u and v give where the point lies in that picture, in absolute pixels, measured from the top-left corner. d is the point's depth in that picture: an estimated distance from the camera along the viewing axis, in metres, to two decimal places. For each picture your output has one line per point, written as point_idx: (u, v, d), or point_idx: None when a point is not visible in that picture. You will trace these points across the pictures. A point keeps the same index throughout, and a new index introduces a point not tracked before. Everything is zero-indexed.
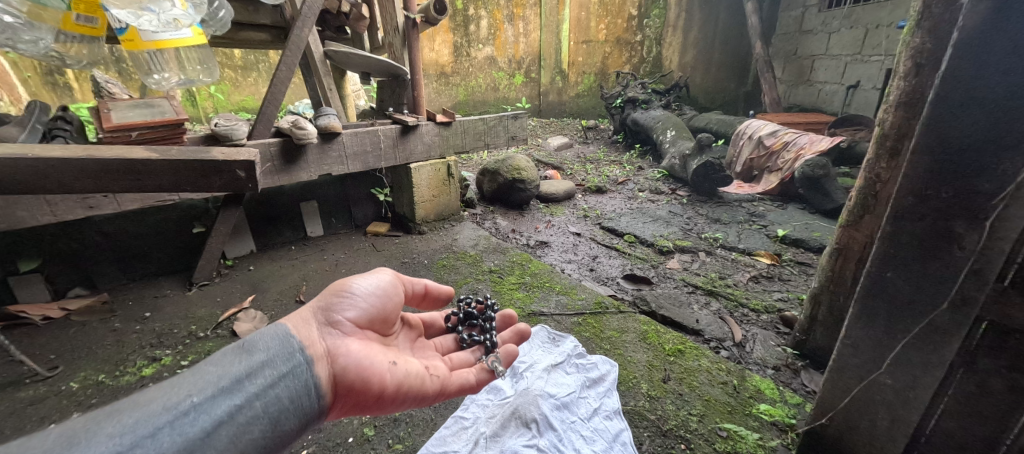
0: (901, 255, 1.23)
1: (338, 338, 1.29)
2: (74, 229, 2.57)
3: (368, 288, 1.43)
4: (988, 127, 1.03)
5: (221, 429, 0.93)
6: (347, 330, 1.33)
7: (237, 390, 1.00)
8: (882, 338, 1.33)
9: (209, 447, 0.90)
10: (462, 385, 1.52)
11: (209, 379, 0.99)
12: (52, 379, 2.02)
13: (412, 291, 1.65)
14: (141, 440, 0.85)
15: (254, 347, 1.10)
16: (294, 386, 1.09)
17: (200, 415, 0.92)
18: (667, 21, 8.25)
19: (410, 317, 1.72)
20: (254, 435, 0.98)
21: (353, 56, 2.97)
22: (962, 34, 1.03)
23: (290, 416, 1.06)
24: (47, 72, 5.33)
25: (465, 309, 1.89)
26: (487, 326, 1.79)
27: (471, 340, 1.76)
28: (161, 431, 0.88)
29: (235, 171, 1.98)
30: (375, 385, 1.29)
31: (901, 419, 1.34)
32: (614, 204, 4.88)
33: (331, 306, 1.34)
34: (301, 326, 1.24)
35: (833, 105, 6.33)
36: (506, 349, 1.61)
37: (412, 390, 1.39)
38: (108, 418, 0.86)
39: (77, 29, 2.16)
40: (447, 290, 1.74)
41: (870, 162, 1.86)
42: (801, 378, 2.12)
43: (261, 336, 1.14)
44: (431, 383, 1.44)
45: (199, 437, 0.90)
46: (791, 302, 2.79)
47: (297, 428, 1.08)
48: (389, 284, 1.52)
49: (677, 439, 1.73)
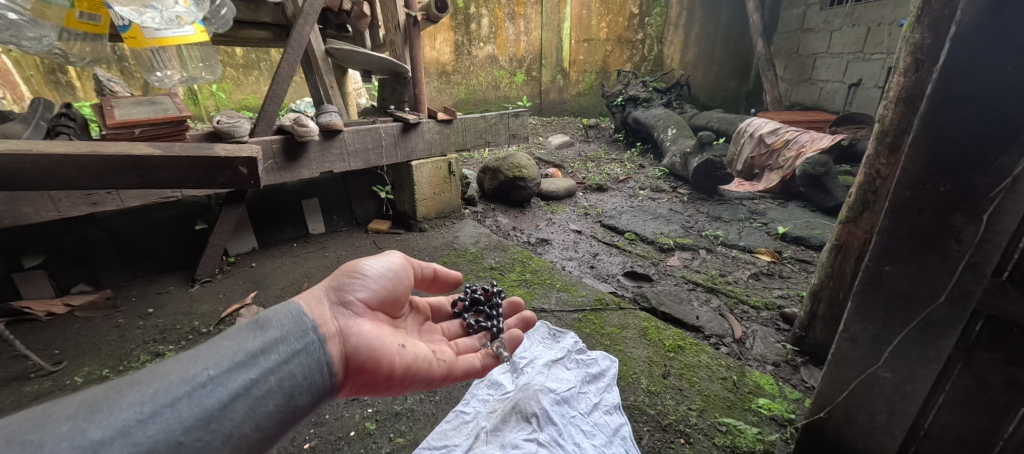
0: (898, 249, 1.23)
1: (349, 318, 1.30)
2: (77, 226, 2.58)
3: (379, 270, 1.46)
4: (985, 120, 1.04)
5: (238, 401, 0.95)
6: (359, 310, 1.35)
7: (253, 365, 1.02)
8: (880, 332, 1.32)
9: (226, 418, 0.92)
10: (468, 369, 1.54)
11: (226, 353, 1.01)
12: (57, 374, 2.03)
13: (422, 275, 1.67)
14: (160, 409, 0.87)
15: (268, 324, 1.12)
16: (308, 363, 1.10)
17: (217, 387, 0.94)
18: (668, 20, 8.36)
19: (418, 301, 1.75)
20: (269, 409, 0.99)
21: (355, 54, 2.98)
22: (959, 28, 1.04)
23: (304, 392, 1.07)
24: (49, 71, 5.35)
25: (472, 295, 1.92)
26: (494, 314, 1.81)
27: (477, 327, 1.77)
28: (180, 401, 0.89)
29: (237, 168, 1.99)
30: (385, 366, 1.31)
31: (899, 412, 1.34)
32: (615, 201, 4.90)
33: (343, 286, 1.36)
34: (314, 305, 1.26)
35: (835, 103, 6.32)
36: (511, 335, 1.67)
37: (420, 373, 1.41)
38: (129, 387, 0.89)
39: (80, 27, 2.18)
40: (455, 275, 1.76)
41: (870, 158, 1.86)
42: (801, 374, 2.13)
43: (275, 314, 1.16)
44: (438, 367, 1.46)
45: (216, 408, 0.91)
46: (791, 298, 2.80)
47: (311, 403, 1.09)
48: (399, 267, 1.54)
49: (677, 433, 1.74)
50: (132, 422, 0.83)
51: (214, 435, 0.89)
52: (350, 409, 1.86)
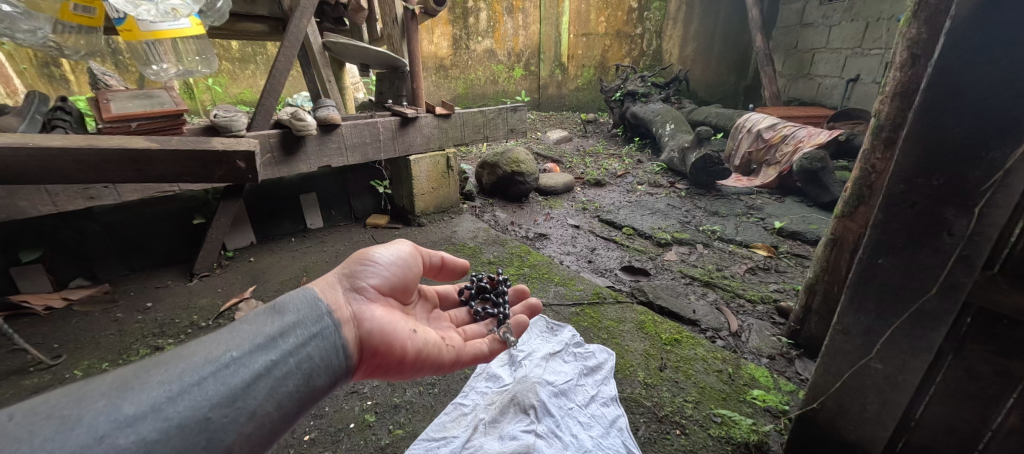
0: (891, 242, 1.25)
1: (363, 304, 1.31)
2: (74, 220, 2.58)
3: (390, 258, 1.46)
4: (978, 114, 1.05)
5: (261, 381, 0.96)
6: (371, 296, 1.35)
7: (273, 347, 1.03)
8: (873, 323, 1.33)
9: (250, 396, 0.93)
10: (476, 355, 1.56)
11: (245, 336, 1.02)
12: (56, 367, 2.04)
13: (429, 263, 1.68)
14: (188, 387, 0.88)
15: (284, 309, 1.13)
16: (324, 346, 1.12)
17: (240, 368, 0.95)
18: (667, 14, 8.34)
19: (425, 289, 1.75)
20: (289, 389, 1.00)
21: (352, 47, 2.96)
22: (954, 23, 1.05)
23: (321, 374, 1.09)
24: (43, 63, 5.30)
25: (478, 284, 1.93)
26: (500, 301, 1.83)
27: (483, 314, 1.80)
28: (206, 381, 0.91)
29: (235, 162, 1.98)
30: (397, 350, 1.33)
31: (890, 403, 1.35)
32: (613, 197, 4.91)
33: (356, 273, 1.36)
34: (327, 290, 1.26)
35: (833, 98, 6.33)
36: (517, 322, 1.69)
37: (430, 358, 1.43)
38: (156, 367, 0.89)
39: (75, 19, 2.16)
40: (463, 264, 1.77)
41: (865, 153, 1.88)
42: (795, 367, 2.15)
43: (292, 300, 1.17)
44: (447, 353, 1.47)
45: (240, 388, 0.92)
46: (787, 293, 2.82)
47: (328, 385, 1.11)
48: (408, 255, 1.54)
49: (673, 424, 1.77)
50: (163, 399, 0.85)
51: (239, 412, 0.91)
52: (350, 401, 1.87)
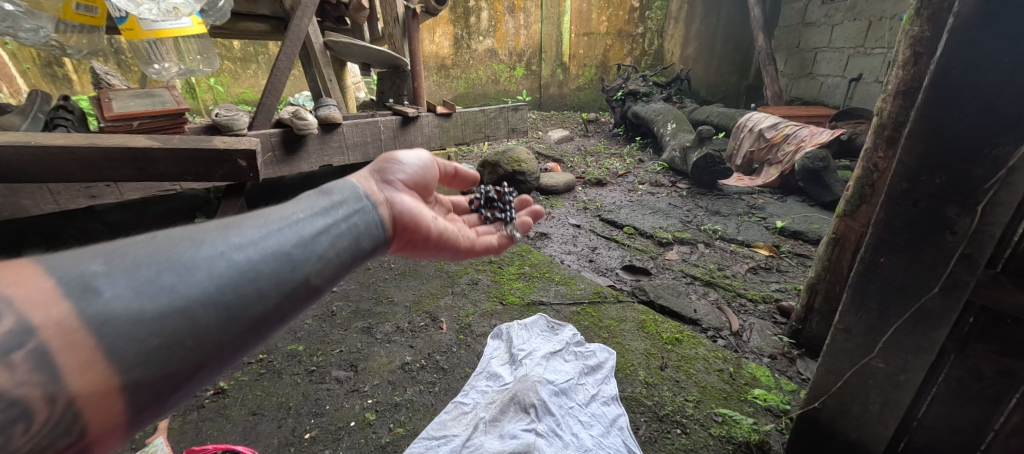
0: (893, 241, 1.24)
1: (394, 193, 1.25)
2: (76, 219, 2.59)
3: (415, 156, 1.42)
4: (982, 112, 1.05)
5: (324, 236, 0.93)
6: (400, 189, 1.29)
7: (328, 214, 0.99)
8: (875, 323, 1.33)
9: (318, 248, 0.91)
10: (488, 247, 1.63)
11: (303, 205, 0.97)
12: None
13: (445, 171, 1.64)
14: (265, 237, 0.84)
15: (330, 190, 1.07)
16: (370, 219, 1.08)
17: (305, 226, 0.92)
18: (668, 14, 8.33)
19: (441, 196, 1.75)
20: (347, 246, 0.98)
21: (353, 46, 2.96)
22: (957, 20, 1.04)
23: (370, 240, 1.06)
24: (46, 63, 5.32)
25: (485, 194, 1.97)
26: (507, 207, 1.91)
27: (493, 218, 1.88)
28: (277, 234, 0.86)
29: (236, 161, 1.93)
30: (424, 230, 1.30)
31: (892, 402, 1.35)
32: (614, 196, 4.91)
33: (384, 169, 1.29)
34: (362, 180, 1.19)
35: (835, 98, 6.31)
36: (522, 222, 1.85)
37: (449, 241, 1.43)
38: (223, 222, 0.83)
39: (77, 18, 2.21)
40: (475, 174, 1.76)
41: (867, 152, 1.87)
42: (797, 367, 2.15)
43: (335, 181, 1.12)
44: (465, 241, 1.51)
45: (309, 240, 0.90)
46: (789, 292, 2.81)
47: (375, 252, 1.08)
48: (428, 160, 1.49)
49: (673, 424, 1.76)
50: (244, 242, 0.81)
51: (312, 256, 0.89)
52: (350, 400, 1.87)
